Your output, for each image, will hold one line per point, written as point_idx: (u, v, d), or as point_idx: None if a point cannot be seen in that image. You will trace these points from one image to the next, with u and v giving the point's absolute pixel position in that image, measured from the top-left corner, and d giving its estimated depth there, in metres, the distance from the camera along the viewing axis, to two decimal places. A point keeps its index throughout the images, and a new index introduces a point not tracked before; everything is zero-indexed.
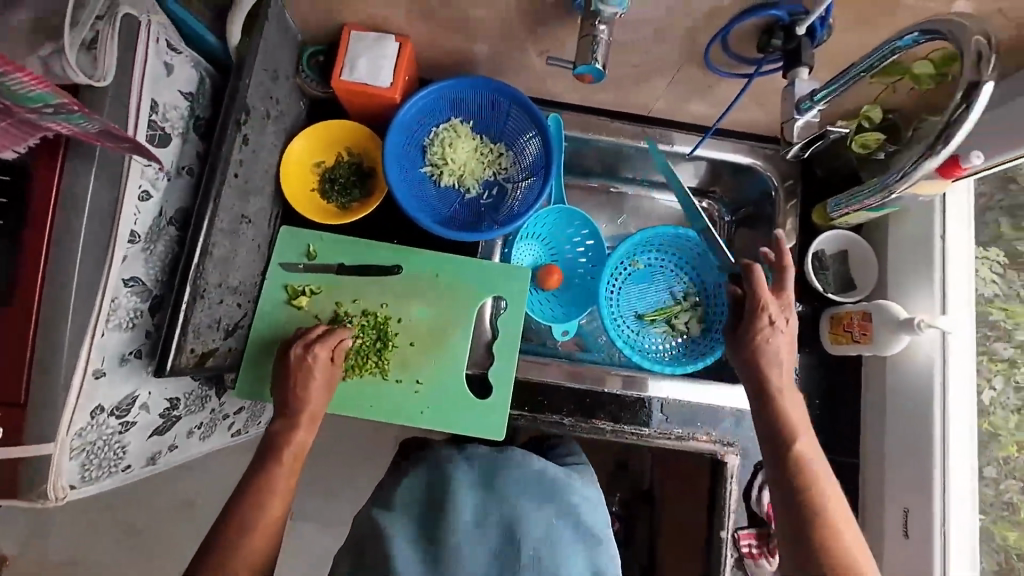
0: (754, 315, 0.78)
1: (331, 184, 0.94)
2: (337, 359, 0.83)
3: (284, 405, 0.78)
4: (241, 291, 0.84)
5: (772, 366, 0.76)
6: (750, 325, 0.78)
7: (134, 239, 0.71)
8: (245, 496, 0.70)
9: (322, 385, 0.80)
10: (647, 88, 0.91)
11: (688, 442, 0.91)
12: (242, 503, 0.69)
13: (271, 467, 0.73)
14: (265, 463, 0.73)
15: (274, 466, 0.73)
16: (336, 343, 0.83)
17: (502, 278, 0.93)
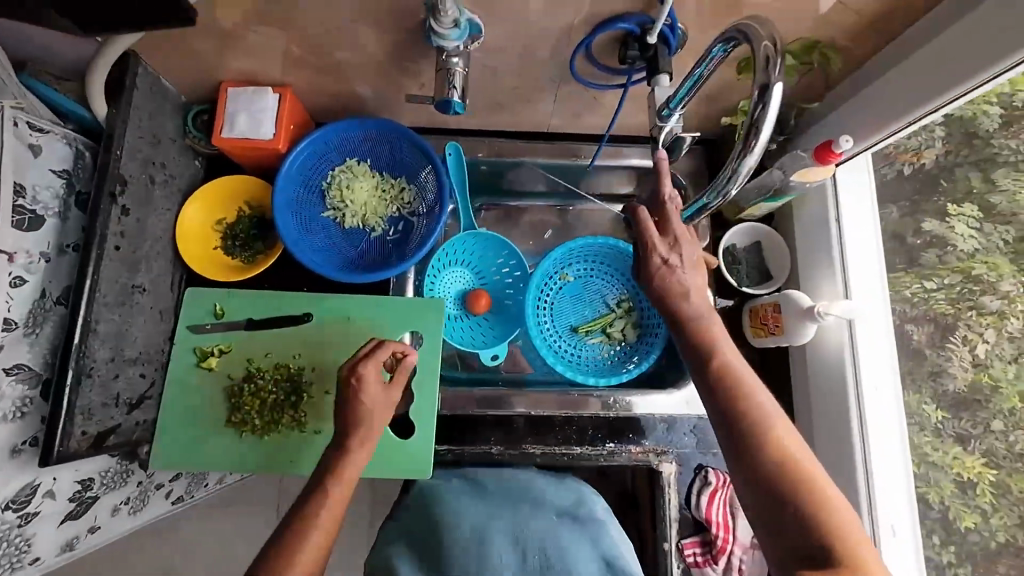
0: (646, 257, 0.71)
1: (233, 240, 0.93)
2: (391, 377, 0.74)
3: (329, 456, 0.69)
4: (143, 361, 0.82)
5: (677, 302, 0.70)
6: (648, 266, 0.71)
7: (10, 326, 0.69)
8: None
9: (378, 411, 0.72)
10: (534, 108, 0.91)
11: (620, 455, 0.90)
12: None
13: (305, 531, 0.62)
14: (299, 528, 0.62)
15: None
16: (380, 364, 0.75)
17: (416, 313, 0.92)
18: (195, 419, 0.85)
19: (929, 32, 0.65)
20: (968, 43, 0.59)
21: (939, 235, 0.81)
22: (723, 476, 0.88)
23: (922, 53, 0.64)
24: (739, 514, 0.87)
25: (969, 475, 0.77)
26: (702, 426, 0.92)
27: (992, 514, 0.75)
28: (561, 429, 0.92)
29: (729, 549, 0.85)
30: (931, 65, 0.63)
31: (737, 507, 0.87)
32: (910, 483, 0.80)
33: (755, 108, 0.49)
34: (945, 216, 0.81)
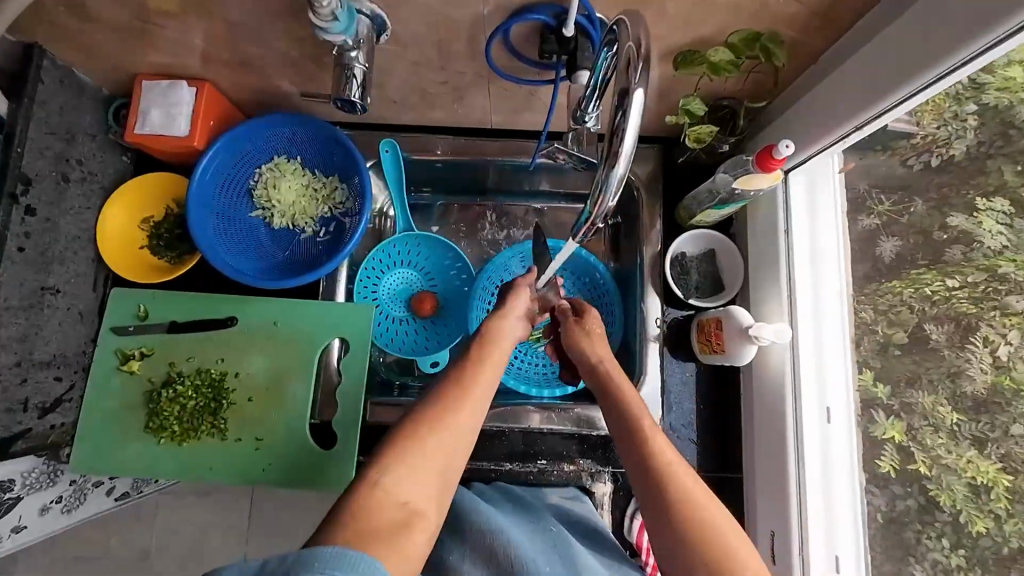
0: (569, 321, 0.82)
1: (159, 240, 0.90)
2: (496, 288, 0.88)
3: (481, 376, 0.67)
4: (58, 364, 0.81)
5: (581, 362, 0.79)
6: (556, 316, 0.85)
7: None
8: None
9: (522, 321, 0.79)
10: (468, 103, 0.85)
11: (551, 474, 0.88)
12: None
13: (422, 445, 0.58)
14: (415, 441, 0.58)
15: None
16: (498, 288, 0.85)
17: (344, 320, 0.88)
18: (117, 422, 0.84)
19: (885, 21, 0.58)
20: (936, 28, 0.51)
21: (964, 230, 0.66)
22: None
23: (885, 39, 0.57)
24: None
25: (982, 479, 0.64)
26: None
27: (1006, 519, 0.62)
28: (492, 444, 0.89)
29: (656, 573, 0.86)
30: (906, 45, 0.55)
31: None
32: (854, 488, 0.76)
33: (612, 115, 0.45)
34: (973, 211, 0.65)
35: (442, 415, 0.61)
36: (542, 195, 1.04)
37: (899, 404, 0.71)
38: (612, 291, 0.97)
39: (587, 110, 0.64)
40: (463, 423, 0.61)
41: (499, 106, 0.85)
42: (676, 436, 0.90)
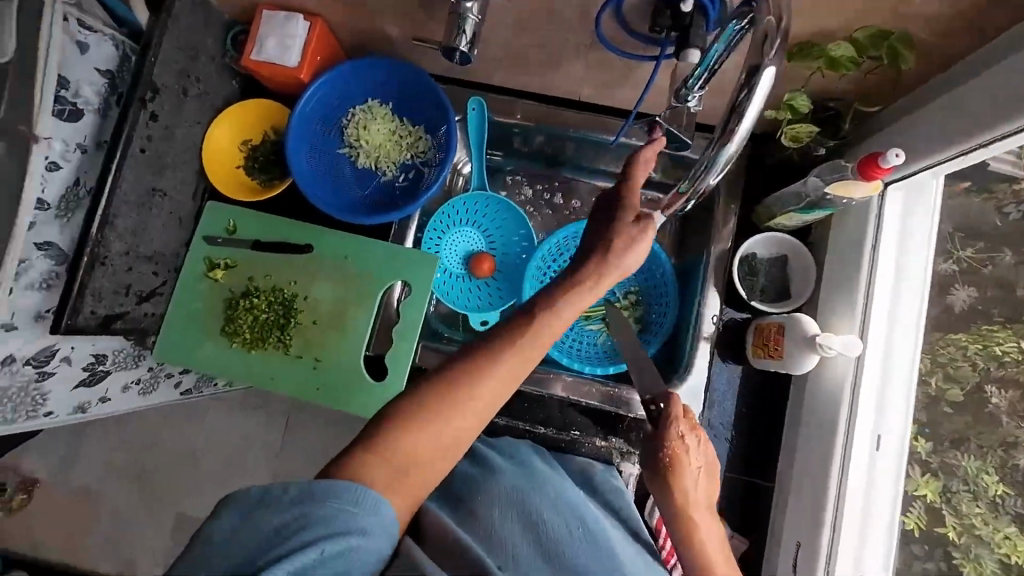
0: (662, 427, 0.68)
1: (254, 162, 0.96)
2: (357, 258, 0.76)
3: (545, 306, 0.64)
4: (156, 260, 0.89)
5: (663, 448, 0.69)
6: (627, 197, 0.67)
7: (42, 206, 0.76)
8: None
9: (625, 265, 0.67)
10: (563, 70, 0.85)
11: (582, 444, 0.91)
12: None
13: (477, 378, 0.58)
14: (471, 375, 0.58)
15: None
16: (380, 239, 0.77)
17: (409, 264, 0.93)
18: (197, 322, 0.93)
19: None
20: None
21: None
22: None
23: None
24: None
25: (1016, 558, 0.67)
26: None
27: None
28: (529, 407, 0.94)
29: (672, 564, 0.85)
30: None
31: None
32: (894, 524, 0.73)
33: (741, 90, 0.44)
34: None
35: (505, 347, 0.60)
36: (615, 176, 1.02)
37: (937, 463, 0.73)
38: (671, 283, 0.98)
39: (690, 89, 0.61)
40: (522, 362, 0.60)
41: (593, 77, 0.85)
42: (712, 433, 0.90)
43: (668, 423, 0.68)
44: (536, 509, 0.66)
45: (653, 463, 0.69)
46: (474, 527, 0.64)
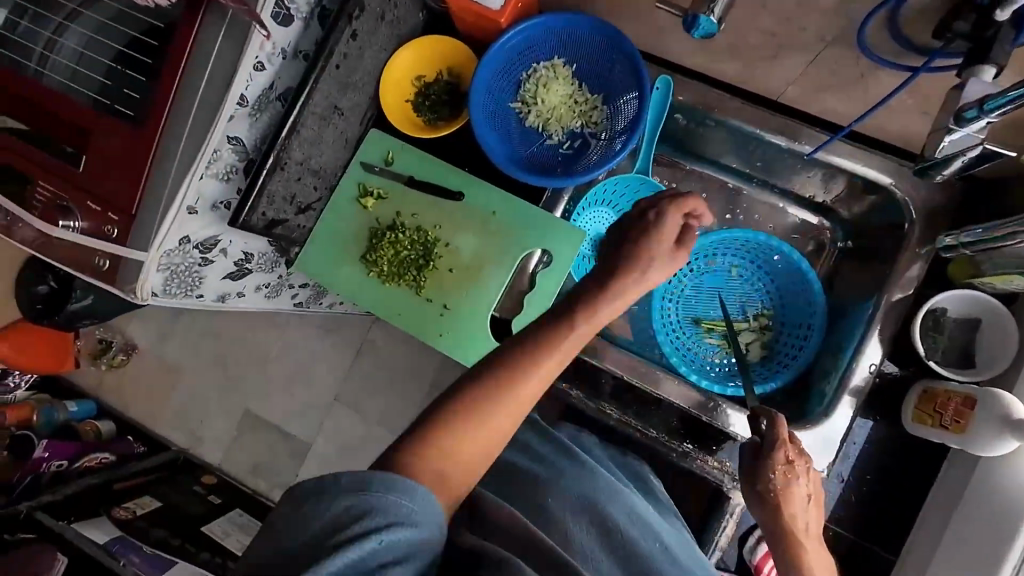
0: (772, 459, 0.68)
1: (424, 100, 0.96)
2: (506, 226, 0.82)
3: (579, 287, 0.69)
4: (319, 176, 0.92)
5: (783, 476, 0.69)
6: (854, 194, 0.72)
7: (242, 102, 0.79)
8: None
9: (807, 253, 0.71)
10: (780, 64, 0.78)
11: (690, 460, 0.89)
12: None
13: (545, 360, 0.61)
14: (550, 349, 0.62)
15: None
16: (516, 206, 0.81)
17: (555, 234, 0.90)
18: (339, 243, 0.95)
19: None
20: None
21: None
22: None
23: None
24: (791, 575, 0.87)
25: None
26: None
27: None
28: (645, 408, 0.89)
29: None
30: None
31: None
32: None
33: None
34: None
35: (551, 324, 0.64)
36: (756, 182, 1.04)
37: None
38: (819, 315, 0.95)
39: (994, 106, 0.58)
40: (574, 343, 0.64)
41: (810, 78, 0.77)
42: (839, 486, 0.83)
43: (779, 454, 0.68)
44: (609, 522, 0.68)
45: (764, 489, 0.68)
46: (556, 525, 0.68)
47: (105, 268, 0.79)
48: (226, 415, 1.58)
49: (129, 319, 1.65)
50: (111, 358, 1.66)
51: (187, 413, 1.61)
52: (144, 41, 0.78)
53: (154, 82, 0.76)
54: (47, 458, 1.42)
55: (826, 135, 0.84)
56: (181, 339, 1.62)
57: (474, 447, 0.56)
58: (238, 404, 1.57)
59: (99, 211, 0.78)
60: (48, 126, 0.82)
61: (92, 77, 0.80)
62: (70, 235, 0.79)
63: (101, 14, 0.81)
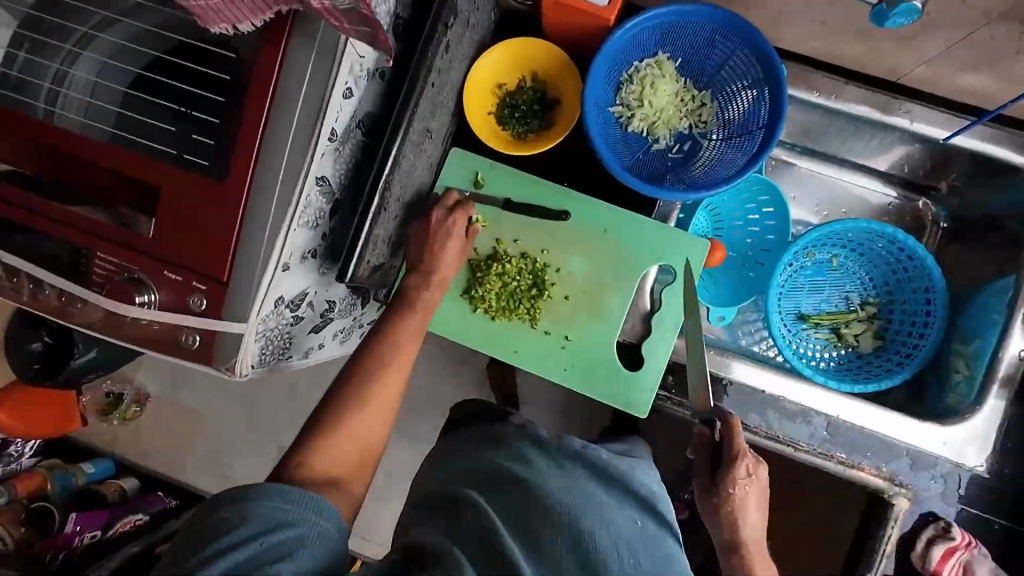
0: (722, 483, 0.70)
1: (511, 110, 0.86)
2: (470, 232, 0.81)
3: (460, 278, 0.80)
4: (409, 209, 0.82)
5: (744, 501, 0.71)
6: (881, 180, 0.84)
7: (332, 137, 0.69)
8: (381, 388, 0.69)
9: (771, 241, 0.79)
10: (920, 44, 0.73)
11: (849, 469, 0.81)
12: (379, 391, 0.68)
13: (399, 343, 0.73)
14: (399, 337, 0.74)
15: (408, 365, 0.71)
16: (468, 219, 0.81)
17: (675, 247, 0.84)
18: None
19: None
20: None
21: None
22: (968, 537, 0.77)
23: None
24: None
25: None
26: (954, 474, 0.80)
27: None
28: (788, 420, 0.83)
29: None
30: None
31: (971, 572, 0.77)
32: None
33: None
34: None
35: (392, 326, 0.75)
36: (848, 166, 1.01)
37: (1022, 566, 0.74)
38: (940, 300, 0.91)
39: None
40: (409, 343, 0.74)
41: (951, 57, 0.73)
42: (997, 481, 0.81)
43: (727, 478, 0.69)
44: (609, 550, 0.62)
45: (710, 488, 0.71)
46: (540, 548, 0.60)
47: (196, 347, 0.68)
48: (262, 458, 1.42)
49: (136, 365, 1.45)
50: (123, 411, 1.43)
51: (211, 462, 1.43)
52: (213, 78, 0.67)
53: (233, 124, 0.65)
54: (77, 531, 1.20)
55: (965, 120, 0.82)
56: (199, 380, 1.44)
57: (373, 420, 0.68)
58: (274, 444, 1.41)
59: (182, 282, 0.67)
60: (94, 177, 0.70)
61: (148, 120, 0.69)
62: (149, 313, 0.68)
63: (150, 44, 0.70)
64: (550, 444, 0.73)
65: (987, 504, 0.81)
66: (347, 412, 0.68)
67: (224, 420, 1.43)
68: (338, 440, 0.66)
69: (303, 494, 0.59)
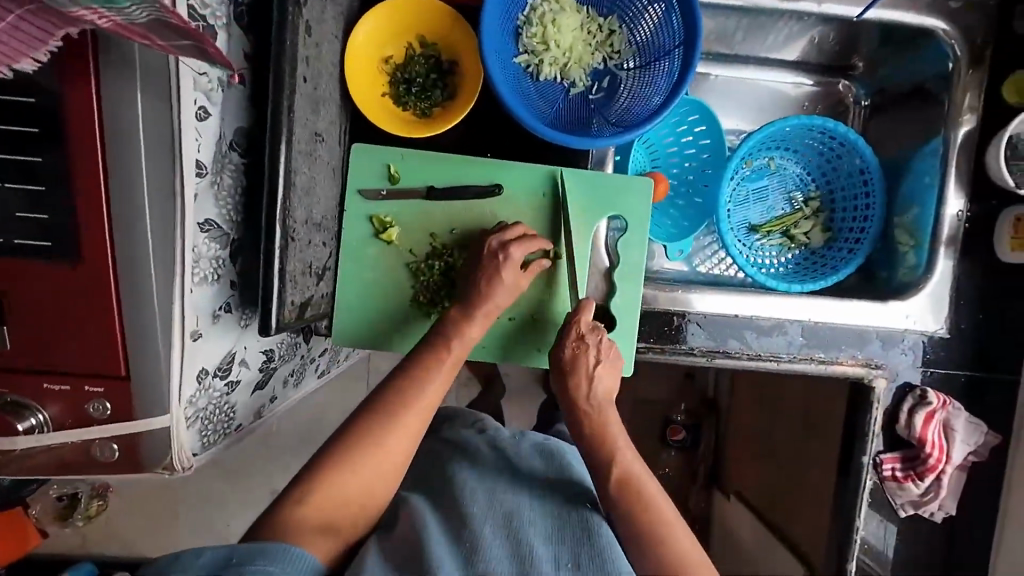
0: (561, 335, 0.73)
1: (407, 86, 0.75)
2: (529, 270, 0.73)
3: (475, 283, 0.71)
4: (323, 228, 0.72)
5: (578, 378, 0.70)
6: None
7: (201, 171, 0.57)
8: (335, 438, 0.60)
9: None
10: None
11: (831, 367, 0.82)
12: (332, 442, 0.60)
13: (439, 361, 0.67)
14: (434, 357, 0.67)
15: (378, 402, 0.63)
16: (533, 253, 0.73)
17: (620, 194, 0.79)
18: (377, 296, 0.77)
19: None
20: None
21: None
22: (943, 397, 0.81)
23: None
24: (954, 438, 0.81)
25: None
26: (922, 343, 0.83)
27: None
28: (765, 336, 0.83)
29: (939, 469, 0.81)
30: None
31: (952, 429, 0.81)
32: None
33: None
34: None
35: (420, 367, 0.66)
36: (765, 63, 0.99)
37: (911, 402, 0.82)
38: (875, 178, 0.90)
39: None
40: (439, 380, 0.66)
41: None
42: (961, 339, 0.84)
43: (567, 327, 0.72)
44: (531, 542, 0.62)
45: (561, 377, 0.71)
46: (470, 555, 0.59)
47: (115, 458, 0.58)
48: (249, 514, 1.31)
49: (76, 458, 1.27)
50: (86, 510, 1.23)
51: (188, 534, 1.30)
52: (12, 133, 0.52)
53: (66, 187, 0.51)
54: None
55: None
56: None
57: (395, 441, 0.62)
58: (257, 496, 1.30)
59: (72, 389, 0.56)
60: None
61: None
62: (45, 437, 0.57)
63: None
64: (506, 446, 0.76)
65: (961, 361, 0.84)
66: (340, 453, 0.60)
67: (194, 486, 1.30)
68: (343, 478, 0.59)
69: (290, 550, 0.50)
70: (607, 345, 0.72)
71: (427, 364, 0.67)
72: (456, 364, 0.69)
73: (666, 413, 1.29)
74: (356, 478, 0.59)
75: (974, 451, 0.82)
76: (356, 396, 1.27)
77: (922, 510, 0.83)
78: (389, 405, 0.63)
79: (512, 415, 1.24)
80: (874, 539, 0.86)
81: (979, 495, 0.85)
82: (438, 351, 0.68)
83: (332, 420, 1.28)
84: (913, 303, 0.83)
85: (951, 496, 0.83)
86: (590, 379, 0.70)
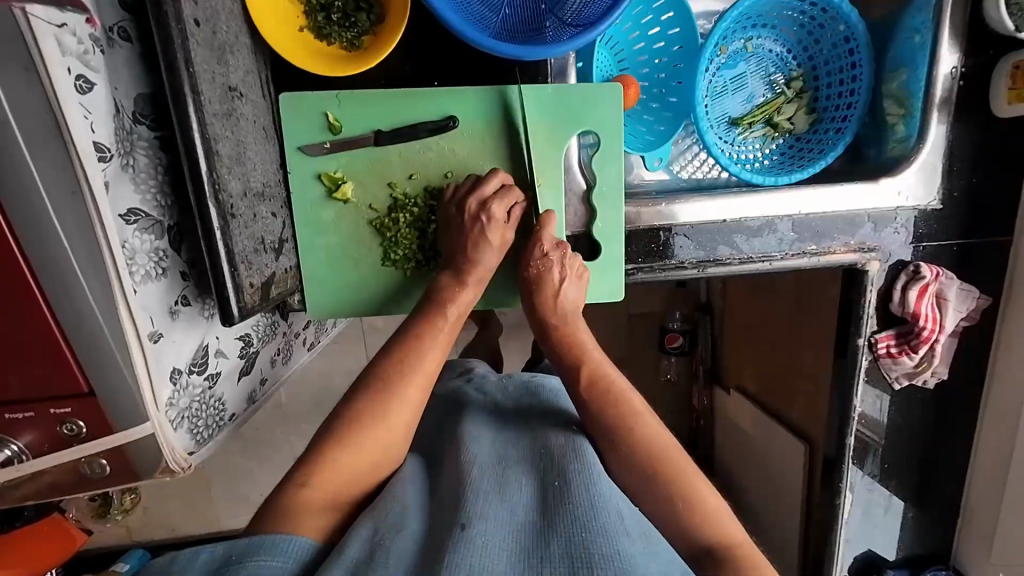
0: (525, 255, 0.71)
1: (327, 14, 0.65)
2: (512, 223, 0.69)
3: (455, 239, 0.68)
4: (269, 196, 0.65)
5: (546, 301, 0.70)
6: None
7: (103, 154, 0.49)
8: (332, 426, 0.58)
9: None
10: None
11: (824, 257, 0.80)
12: (331, 428, 0.58)
13: (433, 327, 0.65)
14: (426, 327, 0.64)
15: (373, 380, 0.60)
16: (512, 206, 0.69)
17: (589, 108, 0.72)
18: (345, 261, 0.72)
19: None
20: None
21: None
22: (935, 268, 0.81)
23: None
24: (946, 307, 0.82)
25: None
26: (913, 218, 0.81)
27: None
28: (756, 238, 0.80)
29: (931, 340, 0.83)
30: None
31: (945, 299, 0.82)
32: None
33: None
34: None
35: (418, 344, 0.63)
36: None
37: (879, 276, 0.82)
38: (862, 45, 0.82)
39: None
40: (438, 350, 0.64)
41: None
42: (955, 207, 0.81)
43: (532, 245, 0.70)
44: (527, 484, 0.57)
45: (529, 293, 0.71)
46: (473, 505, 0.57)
47: (108, 471, 0.56)
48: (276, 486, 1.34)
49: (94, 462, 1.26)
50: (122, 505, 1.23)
51: (224, 513, 1.34)
52: None
53: None
54: None
55: None
56: None
57: (394, 414, 0.59)
58: (279, 468, 1.33)
59: (39, 414, 0.53)
60: None
61: None
62: (26, 464, 0.54)
63: None
64: (507, 393, 0.75)
65: (956, 229, 0.82)
66: (339, 438, 0.57)
67: (217, 468, 1.32)
68: (346, 461, 0.57)
69: (292, 542, 0.48)
70: (571, 262, 0.71)
71: (420, 336, 0.64)
72: (456, 329, 0.66)
73: (662, 321, 1.30)
74: (362, 461, 0.58)
75: (966, 316, 0.83)
76: (355, 359, 1.25)
77: (916, 380, 0.86)
78: (388, 378, 0.61)
79: (512, 351, 1.24)
80: (874, 413, 0.90)
81: (971, 357, 0.87)
82: (434, 319, 0.65)
83: (337, 387, 1.27)
84: (908, 179, 0.79)
85: (944, 362, 0.85)
86: (557, 296, 0.70)
